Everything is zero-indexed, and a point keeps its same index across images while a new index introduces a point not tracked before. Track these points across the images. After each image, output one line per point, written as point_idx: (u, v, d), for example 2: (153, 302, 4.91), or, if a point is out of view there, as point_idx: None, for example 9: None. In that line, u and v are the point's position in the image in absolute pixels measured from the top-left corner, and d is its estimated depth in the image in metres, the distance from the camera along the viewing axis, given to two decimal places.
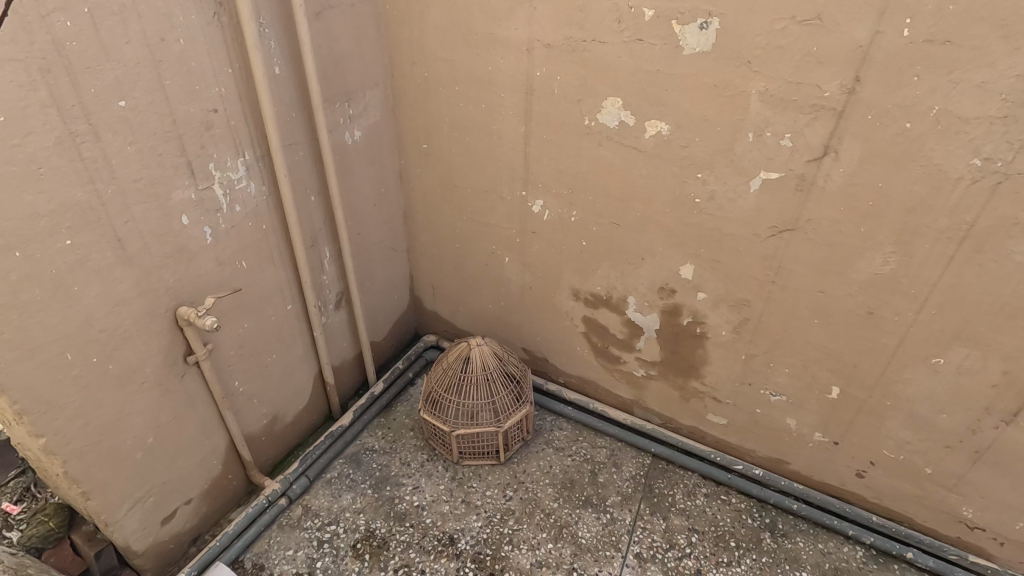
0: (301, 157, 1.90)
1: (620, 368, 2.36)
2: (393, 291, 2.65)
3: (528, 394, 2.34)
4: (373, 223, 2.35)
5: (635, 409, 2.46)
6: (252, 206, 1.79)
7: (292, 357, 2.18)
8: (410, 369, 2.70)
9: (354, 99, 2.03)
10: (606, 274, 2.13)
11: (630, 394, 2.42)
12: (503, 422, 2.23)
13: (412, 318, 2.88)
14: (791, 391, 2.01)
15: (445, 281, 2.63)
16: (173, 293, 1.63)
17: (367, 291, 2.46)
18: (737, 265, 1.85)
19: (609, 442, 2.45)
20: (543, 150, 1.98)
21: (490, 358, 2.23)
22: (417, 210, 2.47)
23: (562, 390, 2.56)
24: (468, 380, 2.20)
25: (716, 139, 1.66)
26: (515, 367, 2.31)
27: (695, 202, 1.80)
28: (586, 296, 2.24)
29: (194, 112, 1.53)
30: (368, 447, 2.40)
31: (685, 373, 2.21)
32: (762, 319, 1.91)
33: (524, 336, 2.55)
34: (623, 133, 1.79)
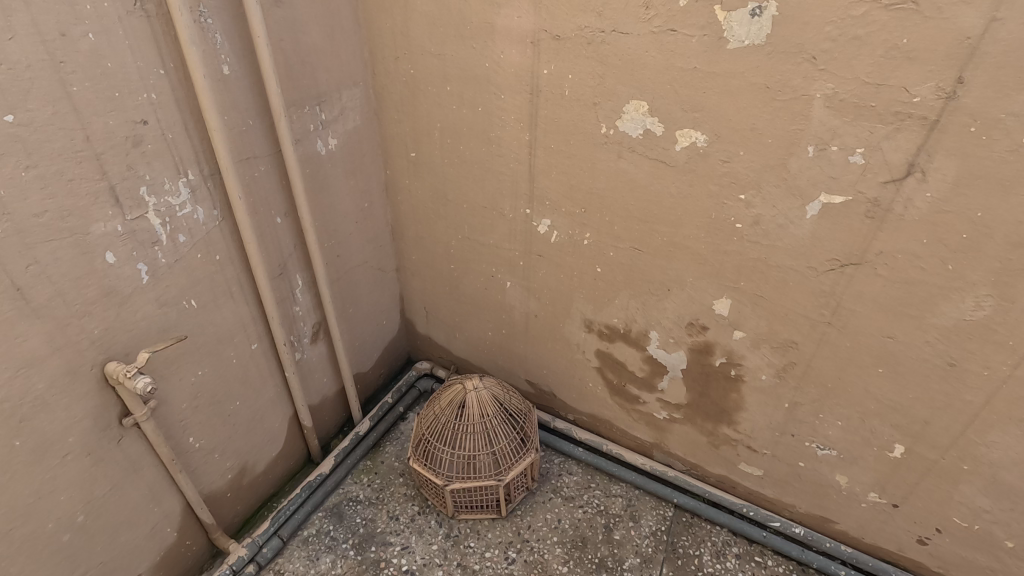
0: (263, 173, 1.59)
1: (639, 408, 2.06)
2: (381, 317, 2.35)
3: (534, 439, 2.04)
4: (355, 242, 2.05)
5: (654, 452, 2.17)
6: (201, 235, 1.49)
7: (261, 401, 1.88)
8: (400, 403, 2.41)
9: (327, 101, 1.72)
10: (624, 305, 1.83)
11: (649, 436, 2.13)
12: (505, 474, 1.94)
13: (403, 342, 2.59)
14: (843, 446, 1.71)
15: (440, 305, 2.33)
16: (100, 346, 1.34)
17: (350, 319, 2.17)
18: (785, 302, 1.54)
19: (625, 490, 2.17)
20: (551, 162, 1.67)
21: (489, 401, 1.93)
22: (407, 226, 2.16)
23: (572, 428, 2.28)
24: (463, 428, 1.91)
25: (766, 153, 1.34)
26: (517, 407, 2.02)
27: (735, 227, 1.49)
28: (600, 329, 1.94)
29: (115, 125, 1.22)
30: (351, 498, 2.13)
31: (715, 418, 1.91)
32: (812, 365, 1.61)
33: (528, 368, 2.26)
34: (649, 143, 1.48)
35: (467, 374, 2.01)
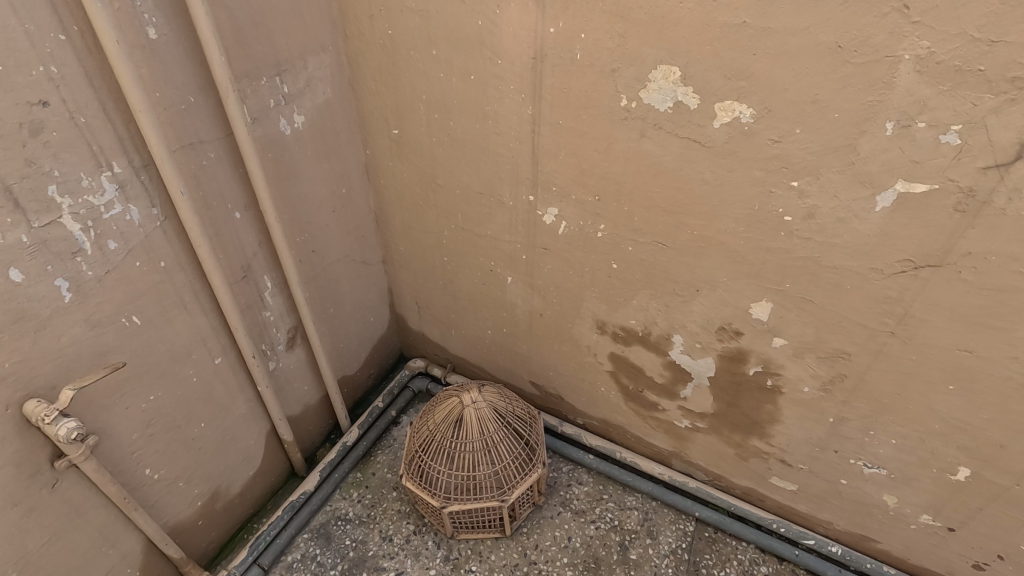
0: (213, 160, 1.32)
1: (657, 415, 1.85)
2: (367, 314, 2.11)
3: (540, 451, 1.84)
4: (333, 234, 1.79)
5: (673, 461, 1.96)
6: (138, 239, 1.23)
7: (231, 419, 1.66)
8: (393, 406, 2.20)
9: (289, 71, 1.43)
10: (643, 306, 1.59)
11: (667, 445, 1.92)
12: (509, 493, 1.74)
13: (394, 338, 2.35)
14: (895, 465, 1.49)
15: (433, 300, 2.09)
16: (16, 382, 1.10)
17: (331, 319, 1.93)
18: (838, 307, 1.30)
19: (640, 502, 1.97)
20: (559, 141, 1.39)
21: (489, 415, 1.72)
22: (392, 213, 1.90)
23: (581, 433, 2.06)
24: (460, 446, 1.70)
25: (830, 130, 1.07)
26: (521, 418, 1.80)
27: (782, 221, 1.23)
28: (614, 331, 1.70)
29: (3, 108, 0.95)
30: (340, 516, 1.93)
31: (745, 430, 1.69)
32: (865, 378, 1.38)
33: (532, 369, 2.03)
34: (679, 119, 1.21)
35: (464, 383, 1.78)
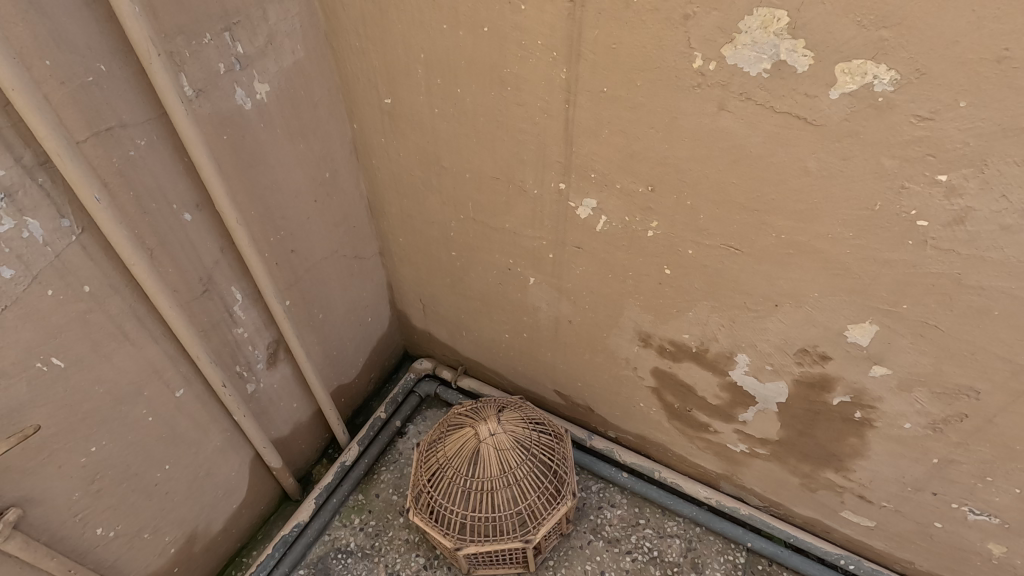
0: (144, 151, 1.00)
1: (706, 437, 1.57)
2: (363, 314, 1.82)
3: (570, 481, 1.58)
4: (317, 228, 1.47)
5: (721, 483, 1.70)
6: (45, 262, 0.92)
7: (205, 454, 1.40)
8: (397, 416, 1.93)
9: (242, 24, 1.08)
10: (701, 318, 1.28)
11: (715, 466, 1.65)
12: (535, 531, 1.48)
13: (398, 335, 2.07)
14: (1012, 516, 1.21)
15: (440, 297, 1.79)
16: None
17: (321, 326, 1.64)
18: (974, 336, 0.98)
19: (683, 529, 1.72)
20: (602, 116, 1.05)
21: (508, 443, 1.46)
22: (388, 198, 1.57)
23: (613, 449, 1.80)
24: (475, 481, 1.45)
25: (1016, 102, 0.73)
26: (548, 445, 1.55)
27: (913, 226, 0.91)
28: (660, 343, 1.41)
29: None
30: (340, 548, 1.70)
31: (816, 461, 1.41)
32: (994, 420, 1.07)
33: (557, 377, 1.75)
34: (778, 85, 0.86)
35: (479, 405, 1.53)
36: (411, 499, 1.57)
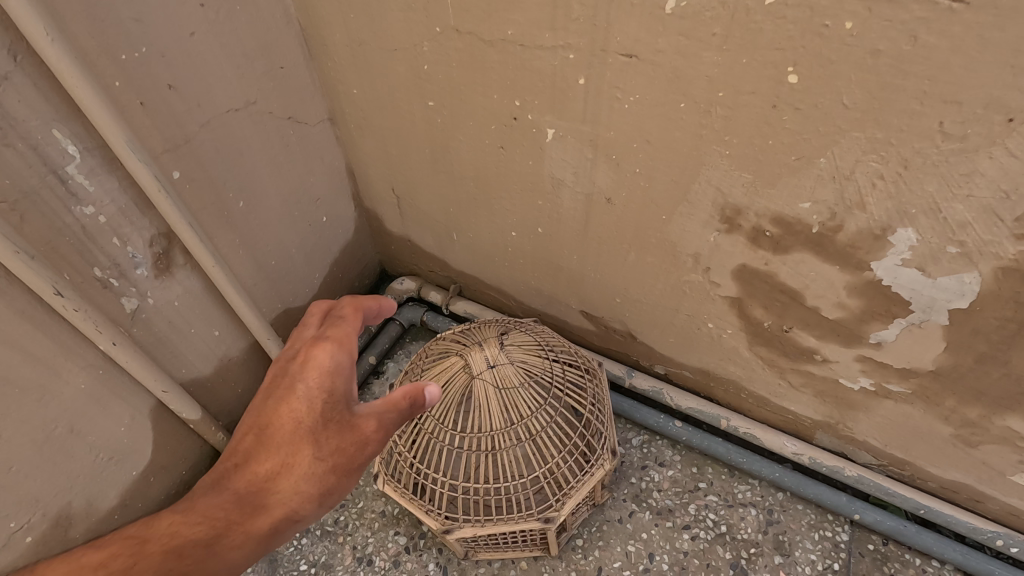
0: None
1: (807, 369, 1.08)
2: (313, 212, 1.31)
3: (609, 433, 1.10)
4: (214, 58, 0.94)
5: (816, 433, 1.22)
6: None
7: (65, 403, 0.94)
8: (370, 352, 1.46)
9: None
10: (842, 169, 0.75)
11: (811, 410, 1.16)
12: (559, 506, 1.01)
13: (372, 248, 1.57)
14: None
15: (419, 185, 1.27)
16: None
17: (244, 220, 1.14)
18: None
19: (760, 496, 1.26)
20: None
21: (513, 376, 1.00)
22: (329, 20, 1.03)
23: (663, 390, 1.32)
24: (466, 431, 0.99)
25: None
26: (577, 383, 1.08)
27: None
28: (755, 224, 0.89)
29: None
30: None
31: (994, 403, 0.91)
32: None
33: (588, 292, 1.25)
34: None
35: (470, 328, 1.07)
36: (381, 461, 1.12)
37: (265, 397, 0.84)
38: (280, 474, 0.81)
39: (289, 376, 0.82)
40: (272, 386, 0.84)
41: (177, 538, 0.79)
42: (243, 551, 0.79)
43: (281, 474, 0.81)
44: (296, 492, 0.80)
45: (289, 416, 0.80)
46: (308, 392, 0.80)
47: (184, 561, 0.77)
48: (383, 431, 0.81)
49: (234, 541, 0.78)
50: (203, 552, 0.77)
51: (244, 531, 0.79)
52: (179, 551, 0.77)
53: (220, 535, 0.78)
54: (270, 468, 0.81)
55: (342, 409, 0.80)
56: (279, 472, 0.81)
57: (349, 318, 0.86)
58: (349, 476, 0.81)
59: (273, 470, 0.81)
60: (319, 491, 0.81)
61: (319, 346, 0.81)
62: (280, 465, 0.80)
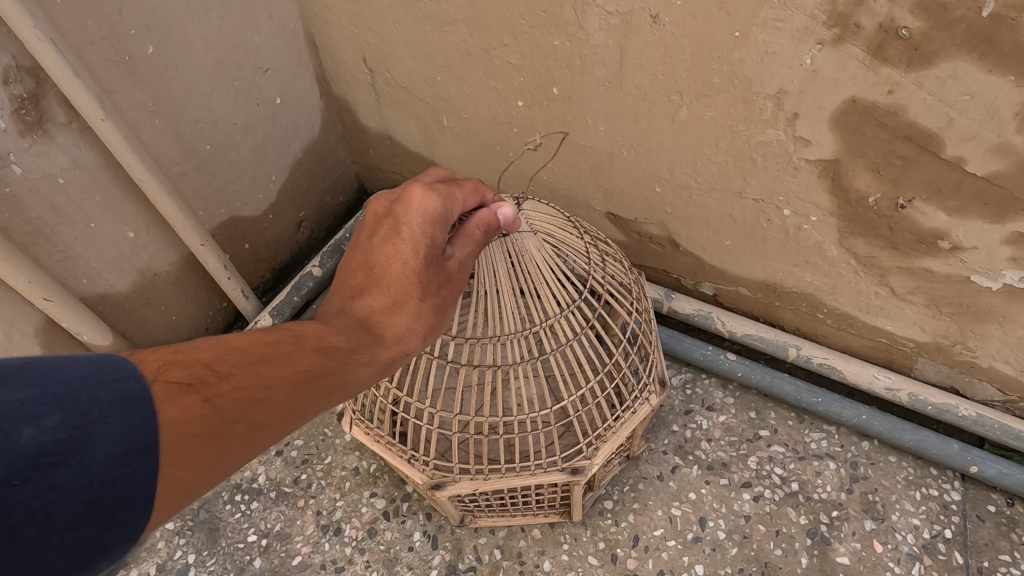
0: None
1: (923, 265, 0.79)
2: (262, 87, 1.02)
3: (658, 355, 0.81)
4: None
5: (918, 364, 0.93)
6: None
7: None
8: None
9: None
10: None
11: (917, 329, 0.87)
12: (590, 454, 0.74)
13: (346, 154, 1.28)
14: None
15: (396, 46, 0.98)
16: None
17: (159, 76, 0.85)
18: None
19: (839, 447, 0.97)
20: None
21: (537, 267, 0.71)
22: None
23: (711, 315, 1.03)
24: (465, 343, 0.69)
25: None
26: (616, 282, 0.79)
27: None
28: (884, 18, 0.59)
29: None
30: (240, 485, 0.99)
31: None
32: None
33: (619, 183, 0.96)
34: None
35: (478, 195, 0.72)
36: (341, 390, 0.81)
37: (371, 231, 0.58)
38: (392, 310, 0.55)
39: (387, 217, 0.58)
40: (376, 220, 0.59)
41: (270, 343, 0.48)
42: (374, 375, 0.53)
43: (396, 310, 0.55)
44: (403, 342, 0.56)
45: (394, 258, 0.56)
46: (414, 235, 0.56)
47: (302, 391, 0.47)
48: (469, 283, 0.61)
49: (363, 364, 0.52)
50: (334, 365, 0.50)
51: (371, 352, 0.53)
52: (292, 359, 0.47)
53: (346, 356, 0.51)
54: (382, 302, 0.55)
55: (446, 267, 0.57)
56: (391, 308, 0.55)
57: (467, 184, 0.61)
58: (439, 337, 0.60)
59: (384, 306, 0.55)
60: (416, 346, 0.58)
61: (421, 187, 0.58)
62: (393, 299, 0.55)
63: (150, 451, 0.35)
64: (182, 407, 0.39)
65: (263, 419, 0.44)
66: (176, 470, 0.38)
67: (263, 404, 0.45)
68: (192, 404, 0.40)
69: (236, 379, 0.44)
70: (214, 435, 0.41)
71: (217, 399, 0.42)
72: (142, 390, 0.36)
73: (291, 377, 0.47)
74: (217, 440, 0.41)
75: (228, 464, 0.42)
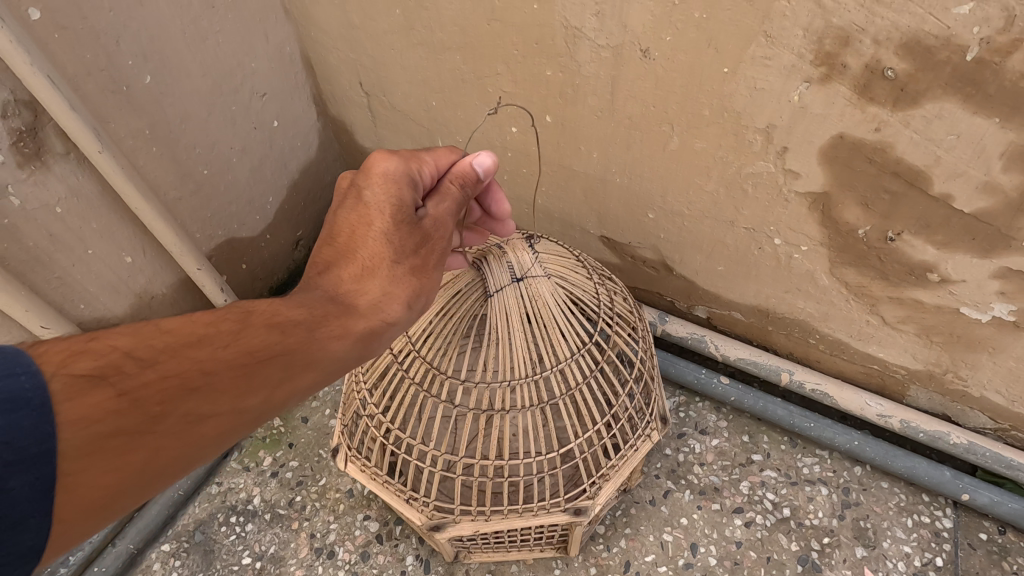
0: None
1: (914, 296, 0.79)
2: (259, 111, 1.02)
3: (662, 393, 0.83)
4: None
5: (911, 390, 0.93)
6: None
7: None
8: None
9: None
10: None
11: (909, 356, 0.87)
12: (593, 494, 0.74)
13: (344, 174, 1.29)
14: None
15: (391, 71, 0.98)
16: None
17: (155, 104, 0.86)
18: None
19: (832, 472, 0.97)
20: None
21: (552, 310, 0.71)
22: None
23: (704, 338, 1.03)
24: (474, 387, 0.70)
25: None
26: (626, 323, 0.80)
27: None
28: (868, 57, 0.60)
29: None
30: (236, 506, 1.00)
31: None
32: None
33: (614, 208, 0.96)
34: None
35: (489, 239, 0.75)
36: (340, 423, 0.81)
37: (336, 206, 0.59)
38: (364, 278, 0.55)
39: (350, 189, 0.59)
40: (341, 194, 0.60)
41: (213, 329, 0.48)
42: (344, 347, 0.52)
43: (365, 277, 0.55)
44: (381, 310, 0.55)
45: (359, 225, 0.57)
46: (376, 198, 0.57)
47: (251, 373, 0.47)
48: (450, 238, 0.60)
49: (328, 337, 0.52)
50: (293, 340, 0.50)
51: (341, 324, 0.53)
52: (237, 342, 0.48)
53: (309, 331, 0.51)
54: (351, 272, 0.55)
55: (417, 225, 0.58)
56: (362, 276, 0.55)
57: (432, 151, 0.63)
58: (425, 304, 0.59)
59: (353, 278, 0.55)
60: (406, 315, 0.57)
61: (381, 154, 0.59)
62: (363, 267, 0.55)
63: (31, 466, 0.35)
64: (88, 405, 0.39)
65: (204, 407, 0.44)
66: (86, 475, 0.38)
67: (202, 391, 0.45)
68: (103, 400, 0.40)
69: (170, 367, 0.44)
70: (136, 432, 0.41)
71: (140, 391, 0.42)
72: (34, 389, 0.37)
73: (236, 360, 0.47)
74: (143, 435, 0.41)
75: (165, 455, 0.42)
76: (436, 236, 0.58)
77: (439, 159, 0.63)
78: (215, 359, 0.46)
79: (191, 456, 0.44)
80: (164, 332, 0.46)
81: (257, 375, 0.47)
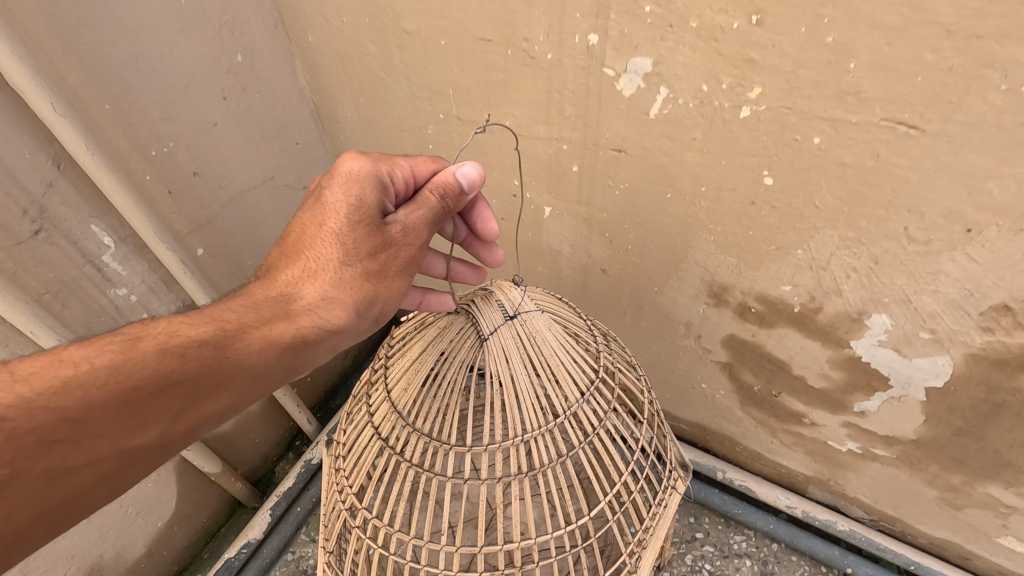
0: None
1: (797, 431, 1.12)
2: None
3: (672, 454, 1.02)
4: (236, 144, 1.02)
5: (811, 488, 1.25)
6: None
7: None
8: None
9: None
10: (818, 261, 0.80)
11: (804, 467, 1.20)
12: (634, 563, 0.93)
13: None
14: None
15: None
16: None
17: None
18: None
19: (755, 547, 1.29)
20: None
21: (555, 362, 0.86)
22: (340, 100, 1.10)
23: None
24: (495, 447, 0.83)
25: None
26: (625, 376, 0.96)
27: None
28: (741, 301, 0.94)
29: None
30: (307, 570, 1.32)
31: (975, 471, 0.94)
32: None
33: None
34: None
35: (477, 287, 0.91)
36: (327, 558, 0.95)
37: (306, 202, 0.73)
38: (310, 279, 0.67)
39: (317, 192, 0.73)
40: (312, 191, 0.74)
41: (84, 369, 0.54)
42: (263, 356, 0.63)
43: (308, 278, 0.67)
44: (314, 312, 0.66)
45: (316, 225, 0.69)
46: (336, 198, 0.70)
47: (144, 402, 0.56)
48: (416, 242, 0.71)
49: (241, 348, 0.62)
50: (189, 367, 0.58)
51: (263, 334, 0.63)
52: (123, 377, 0.55)
53: (214, 350, 0.60)
54: (294, 280, 0.68)
55: (374, 228, 0.69)
56: (307, 280, 0.67)
57: (407, 159, 0.78)
58: (364, 315, 0.70)
59: (298, 282, 0.67)
60: (334, 322, 0.67)
61: (353, 156, 0.73)
62: (310, 269, 0.68)
63: None
64: None
65: (72, 459, 0.52)
66: None
67: (69, 441, 0.52)
68: None
69: (38, 421, 0.50)
70: None
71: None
72: None
73: (121, 397, 0.54)
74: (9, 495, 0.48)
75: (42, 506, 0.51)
76: (401, 243, 0.70)
77: (415, 167, 0.78)
78: (100, 397, 0.53)
79: (73, 498, 0.53)
80: (23, 382, 0.51)
81: (152, 398, 0.56)
